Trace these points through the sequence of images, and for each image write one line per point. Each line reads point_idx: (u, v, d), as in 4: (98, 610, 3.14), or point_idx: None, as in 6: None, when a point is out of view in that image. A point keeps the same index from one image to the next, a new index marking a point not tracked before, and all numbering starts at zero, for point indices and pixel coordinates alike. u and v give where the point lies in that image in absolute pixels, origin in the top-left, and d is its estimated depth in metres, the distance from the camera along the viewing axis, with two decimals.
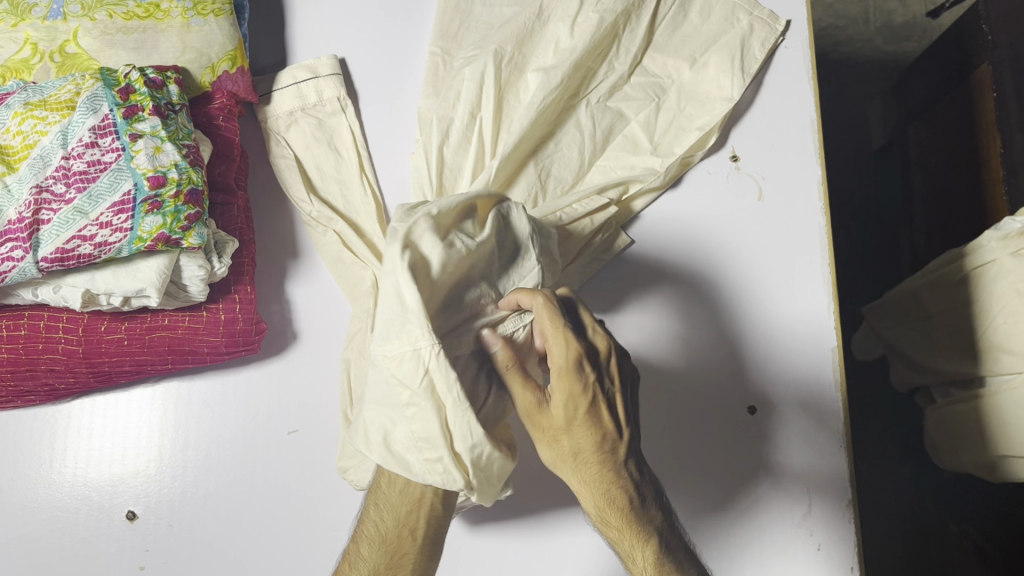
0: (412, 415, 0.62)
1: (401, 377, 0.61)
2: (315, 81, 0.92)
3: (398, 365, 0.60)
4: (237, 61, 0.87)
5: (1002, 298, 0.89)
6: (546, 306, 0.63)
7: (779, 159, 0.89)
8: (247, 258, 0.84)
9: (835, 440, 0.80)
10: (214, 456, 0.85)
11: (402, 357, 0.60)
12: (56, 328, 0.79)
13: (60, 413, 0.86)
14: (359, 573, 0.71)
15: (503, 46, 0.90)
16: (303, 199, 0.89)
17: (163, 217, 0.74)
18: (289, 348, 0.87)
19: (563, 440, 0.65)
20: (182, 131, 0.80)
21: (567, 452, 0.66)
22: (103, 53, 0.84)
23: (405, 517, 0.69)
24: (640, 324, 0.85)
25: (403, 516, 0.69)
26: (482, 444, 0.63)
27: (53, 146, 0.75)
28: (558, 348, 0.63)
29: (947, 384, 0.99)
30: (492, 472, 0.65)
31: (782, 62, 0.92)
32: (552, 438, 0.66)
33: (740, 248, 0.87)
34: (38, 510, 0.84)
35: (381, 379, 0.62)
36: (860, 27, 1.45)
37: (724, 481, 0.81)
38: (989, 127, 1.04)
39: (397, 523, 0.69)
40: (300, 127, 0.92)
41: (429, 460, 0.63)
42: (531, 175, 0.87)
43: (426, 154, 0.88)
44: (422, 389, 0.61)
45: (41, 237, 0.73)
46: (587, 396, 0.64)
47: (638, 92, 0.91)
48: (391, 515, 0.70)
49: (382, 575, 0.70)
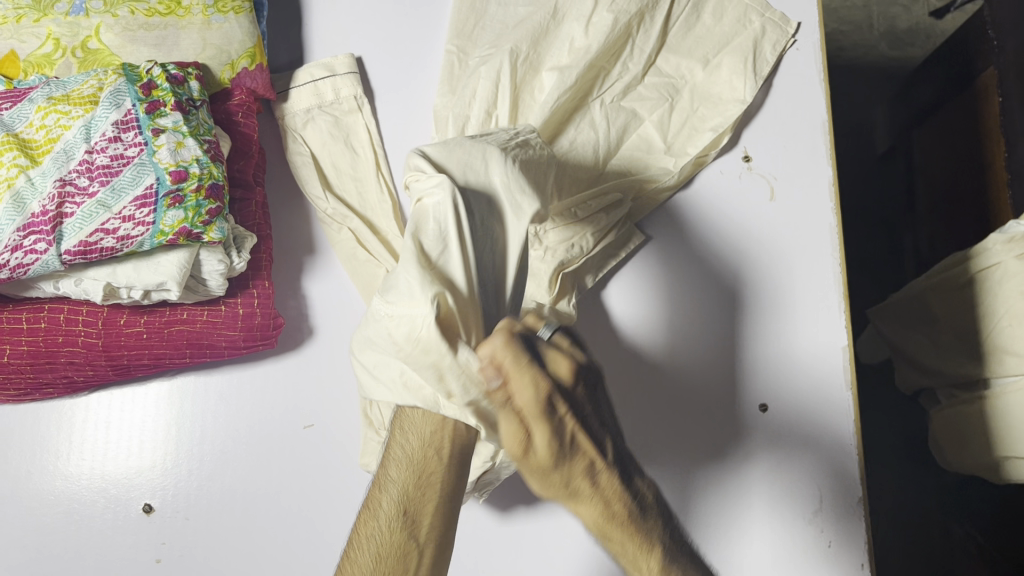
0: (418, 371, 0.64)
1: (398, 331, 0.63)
2: (333, 80, 0.93)
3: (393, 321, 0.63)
4: (257, 58, 0.88)
5: (1007, 300, 0.90)
6: (508, 344, 0.62)
7: (791, 161, 0.90)
8: (265, 253, 0.85)
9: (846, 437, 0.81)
10: (230, 450, 0.85)
11: (403, 315, 0.62)
12: (76, 321, 0.80)
13: (77, 407, 0.87)
14: (387, 497, 0.67)
15: (518, 45, 0.91)
16: (319, 196, 0.90)
17: (185, 211, 0.75)
18: (305, 343, 0.88)
19: (553, 475, 0.64)
20: (203, 127, 0.81)
21: (559, 486, 0.65)
22: (124, 49, 0.85)
23: (431, 438, 0.67)
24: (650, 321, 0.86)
25: (433, 440, 0.67)
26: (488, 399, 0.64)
27: (77, 140, 0.76)
28: (518, 387, 0.62)
29: (949, 387, 0.99)
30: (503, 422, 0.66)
31: (794, 65, 0.94)
32: (540, 478, 0.65)
33: (754, 246, 0.87)
34: (54, 502, 0.85)
35: (381, 334, 0.64)
36: (864, 33, 1.47)
37: (730, 473, 0.82)
38: (995, 131, 1.05)
39: (423, 442, 0.67)
40: (317, 124, 0.93)
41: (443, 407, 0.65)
42: None
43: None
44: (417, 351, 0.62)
45: (65, 230, 0.73)
46: (563, 428, 0.63)
47: (652, 92, 0.92)
48: (417, 437, 0.68)
49: (412, 499, 0.66)
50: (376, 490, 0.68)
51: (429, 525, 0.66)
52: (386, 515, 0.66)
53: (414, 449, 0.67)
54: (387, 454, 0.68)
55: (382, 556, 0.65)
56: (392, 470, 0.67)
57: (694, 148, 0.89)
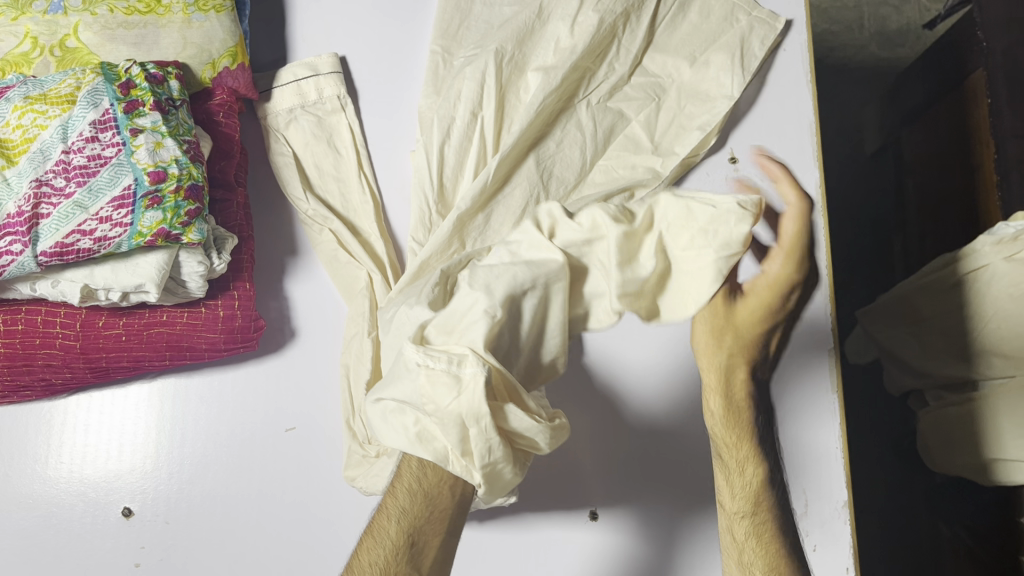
0: (431, 408, 0.58)
1: (433, 383, 0.58)
2: (315, 80, 0.92)
3: (433, 379, 0.58)
4: (238, 57, 0.87)
5: (999, 300, 0.89)
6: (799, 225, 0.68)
7: (777, 163, 0.90)
8: (246, 255, 0.84)
9: (835, 440, 0.81)
10: (211, 453, 0.84)
11: (435, 379, 0.58)
12: (53, 323, 0.79)
13: (56, 409, 0.86)
14: (391, 518, 0.63)
15: (503, 45, 0.90)
16: (301, 197, 0.89)
17: (163, 212, 0.74)
18: (287, 345, 0.87)
19: (728, 333, 0.71)
20: (183, 127, 0.80)
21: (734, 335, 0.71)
22: (103, 48, 0.84)
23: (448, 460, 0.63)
24: (634, 358, 0.84)
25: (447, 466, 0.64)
26: (503, 459, 0.59)
27: (53, 140, 0.75)
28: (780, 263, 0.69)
29: (938, 387, 0.98)
30: (498, 486, 0.61)
31: (781, 65, 0.93)
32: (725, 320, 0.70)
33: None
34: (32, 506, 0.84)
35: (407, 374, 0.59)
36: (854, 33, 1.46)
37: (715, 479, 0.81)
38: (983, 132, 1.05)
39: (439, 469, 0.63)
40: (299, 124, 0.92)
41: (439, 456, 0.59)
42: (531, 171, 0.87)
43: (425, 152, 0.88)
44: (439, 411, 0.58)
45: (40, 230, 0.72)
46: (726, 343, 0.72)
47: (638, 92, 0.91)
48: (433, 467, 0.63)
49: (416, 526, 0.63)
50: (381, 516, 0.64)
51: (436, 550, 0.64)
52: (391, 541, 0.62)
53: (430, 481, 0.63)
54: (397, 473, 0.64)
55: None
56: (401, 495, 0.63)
57: (682, 148, 0.89)
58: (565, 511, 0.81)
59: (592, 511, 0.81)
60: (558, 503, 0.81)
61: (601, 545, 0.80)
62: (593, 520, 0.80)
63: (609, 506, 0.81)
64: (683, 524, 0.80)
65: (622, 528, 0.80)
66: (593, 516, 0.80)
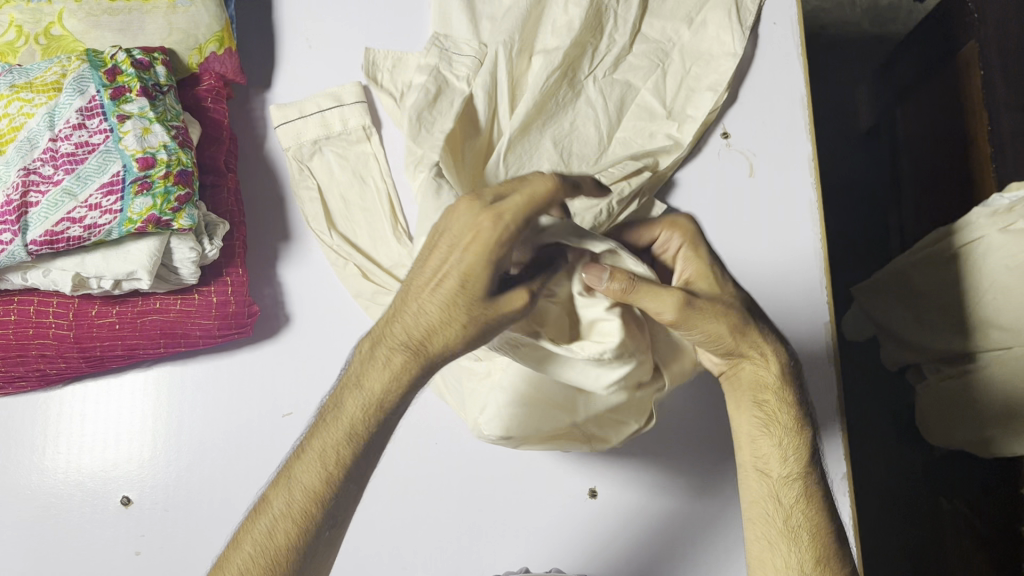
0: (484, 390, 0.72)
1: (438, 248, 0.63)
2: (341, 111, 0.89)
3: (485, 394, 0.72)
4: (225, 42, 0.86)
5: (1003, 272, 0.86)
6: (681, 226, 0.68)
7: (771, 137, 0.89)
8: (239, 240, 0.84)
9: (840, 466, 0.80)
10: (208, 441, 0.84)
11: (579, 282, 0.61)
12: (46, 313, 0.80)
13: (53, 400, 0.86)
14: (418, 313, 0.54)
15: (511, 35, 0.87)
16: (323, 233, 0.87)
17: (153, 198, 0.74)
18: (282, 331, 0.87)
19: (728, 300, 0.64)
20: (170, 113, 0.79)
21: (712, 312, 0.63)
22: (88, 34, 0.85)
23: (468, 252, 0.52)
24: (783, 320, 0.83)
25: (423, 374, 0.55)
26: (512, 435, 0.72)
27: (40, 128, 0.76)
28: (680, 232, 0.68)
29: (937, 360, 0.97)
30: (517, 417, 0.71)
31: (769, 36, 0.92)
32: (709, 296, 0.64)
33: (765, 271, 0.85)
34: (31, 497, 0.84)
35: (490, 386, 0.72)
36: (845, 9, 1.45)
37: (703, 460, 0.81)
38: (977, 103, 1.04)
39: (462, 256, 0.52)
40: (324, 157, 0.89)
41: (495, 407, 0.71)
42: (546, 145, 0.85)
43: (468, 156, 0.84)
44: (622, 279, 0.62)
45: (30, 220, 0.73)
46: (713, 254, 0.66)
47: (642, 61, 0.90)
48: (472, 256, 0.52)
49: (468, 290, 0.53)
50: (321, 424, 0.56)
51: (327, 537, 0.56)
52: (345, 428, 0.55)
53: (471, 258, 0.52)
54: (378, 336, 0.56)
55: (280, 538, 0.54)
56: (372, 382, 0.55)
57: (696, 110, 0.88)
58: (564, 491, 0.82)
59: (591, 489, 0.81)
60: (562, 482, 0.82)
61: (599, 523, 0.81)
62: (593, 497, 0.81)
63: (609, 483, 0.81)
64: (669, 508, 0.81)
65: (620, 507, 0.81)
66: (593, 494, 0.81)
